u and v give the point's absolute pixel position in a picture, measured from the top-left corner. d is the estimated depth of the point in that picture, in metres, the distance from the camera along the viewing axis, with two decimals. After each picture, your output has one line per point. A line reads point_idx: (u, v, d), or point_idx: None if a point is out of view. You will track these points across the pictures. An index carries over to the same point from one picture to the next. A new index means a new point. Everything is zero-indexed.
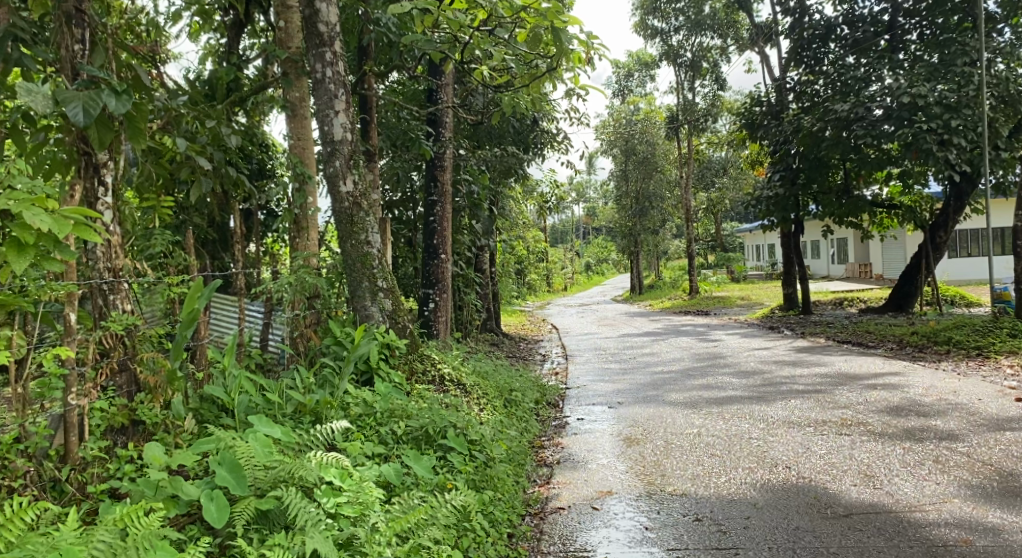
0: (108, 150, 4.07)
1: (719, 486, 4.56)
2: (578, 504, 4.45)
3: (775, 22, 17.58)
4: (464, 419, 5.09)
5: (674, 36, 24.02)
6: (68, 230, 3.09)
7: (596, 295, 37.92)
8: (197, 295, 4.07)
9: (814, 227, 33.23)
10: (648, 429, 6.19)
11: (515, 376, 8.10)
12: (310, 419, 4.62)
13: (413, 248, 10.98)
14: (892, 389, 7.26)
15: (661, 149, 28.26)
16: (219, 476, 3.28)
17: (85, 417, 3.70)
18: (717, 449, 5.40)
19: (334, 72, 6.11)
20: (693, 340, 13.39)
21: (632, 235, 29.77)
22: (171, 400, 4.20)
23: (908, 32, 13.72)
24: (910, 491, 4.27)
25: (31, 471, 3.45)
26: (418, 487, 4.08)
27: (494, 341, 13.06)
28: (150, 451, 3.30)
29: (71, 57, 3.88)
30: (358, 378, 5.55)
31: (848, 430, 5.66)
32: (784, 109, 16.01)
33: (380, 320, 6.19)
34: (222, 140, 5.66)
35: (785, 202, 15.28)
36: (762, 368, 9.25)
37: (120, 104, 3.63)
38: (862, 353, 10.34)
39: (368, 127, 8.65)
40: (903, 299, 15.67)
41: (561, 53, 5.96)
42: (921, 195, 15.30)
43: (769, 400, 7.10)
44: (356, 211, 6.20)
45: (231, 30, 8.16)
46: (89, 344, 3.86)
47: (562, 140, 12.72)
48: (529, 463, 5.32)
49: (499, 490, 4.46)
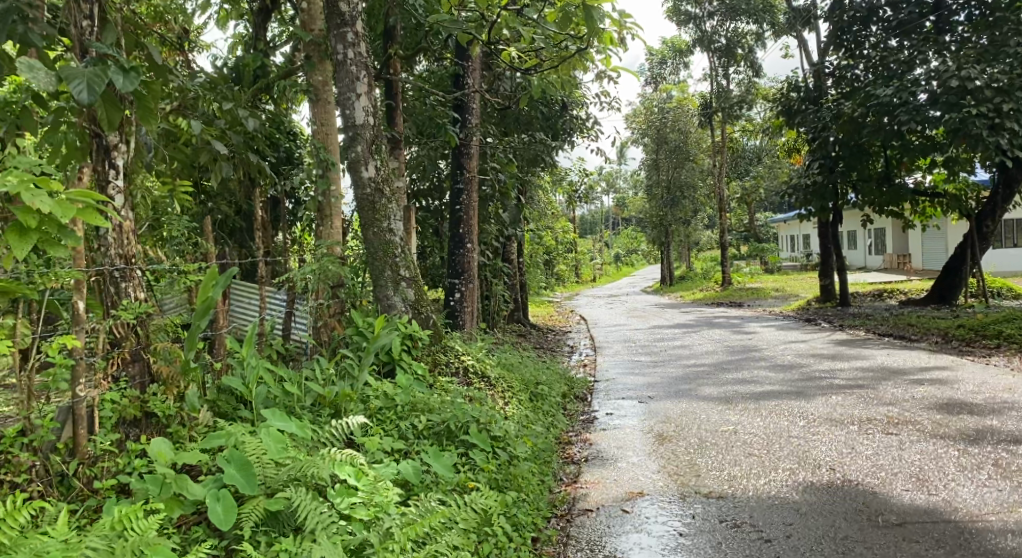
0: (119, 132, 3.91)
1: (758, 488, 4.30)
2: (606, 506, 4.21)
3: (813, 5, 17.00)
4: (488, 414, 4.88)
5: (707, 21, 23.47)
6: (73, 213, 2.92)
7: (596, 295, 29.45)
8: (212, 283, 3.87)
9: (852, 216, 32.37)
10: (681, 426, 5.91)
11: (541, 369, 7.87)
12: (329, 413, 4.45)
13: (440, 237, 10.82)
14: (940, 385, 6.89)
15: (693, 138, 27.78)
16: (227, 474, 3.12)
17: (94, 409, 3.58)
18: (756, 448, 5.11)
19: (355, 53, 5.90)
20: (727, 332, 13.02)
21: (663, 225, 29.12)
22: (185, 392, 4.04)
23: (956, 13, 13.13)
24: (969, 498, 3.96)
25: (39, 465, 3.33)
26: (438, 487, 3.87)
27: (521, 332, 12.86)
28: (155, 447, 3.14)
29: (79, 34, 3.72)
30: (379, 370, 5.36)
31: (896, 428, 5.34)
32: (823, 94, 15.49)
33: (402, 310, 6.00)
34: (240, 122, 5.47)
35: (824, 190, 14.76)
36: (800, 362, 8.92)
37: (128, 81, 3.45)
38: (904, 346, 9.94)
39: (393, 112, 8.43)
40: (947, 291, 15.11)
41: (592, 31, 5.72)
42: (966, 184, 14.72)
43: (809, 395, 6.79)
44: (378, 198, 6.00)
45: (258, 17, 7.96)
46: (100, 333, 3.72)
47: (592, 126, 12.39)
48: (556, 461, 5.08)
49: (524, 490, 4.23)
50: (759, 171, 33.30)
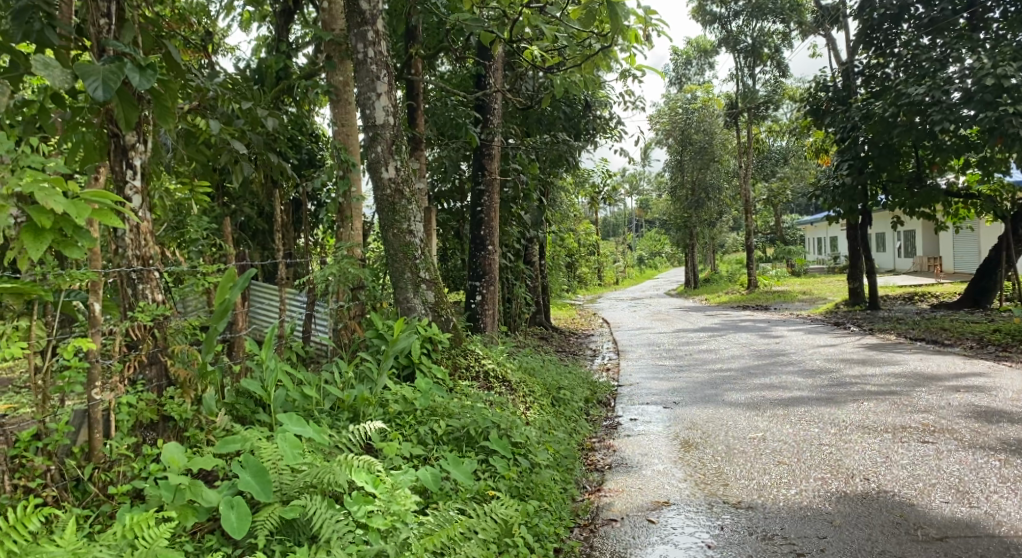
0: (137, 132, 3.86)
1: (787, 497, 4.15)
2: (632, 516, 4.08)
3: (842, 3, 16.66)
4: (509, 419, 4.76)
5: (733, 21, 23.24)
6: (88, 214, 2.86)
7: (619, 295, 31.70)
8: (230, 285, 3.83)
9: (881, 218, 31.75)
10: (708, 433, 5.75)
11: (564, 373, 7.74)
12: (347, 417, 4.37)
13: (462, 239, 10.75)
14: (977, 392, 6.65)
15: (718, 139, 27.45)
16: (242, 481, 3.07)
17: (111, 412, 3.54)
18: (785, 456, 4.94)
19: (376, 52, 5.83)
20: (753, 336, 12.77)
21: (687, 227, 28.81)
22: (203, 395, 3.98)
23: (990, 10, 12.77)
24: (1012, 511, 3.77)
25: (53, 469, 3.28)
26: (457, 496, 3.78)
27: (543, 336, 12.73)
28: (168, 452, 3.09)
29: (98, 33, 3.68)
30: (399, 373, 5.28)
31: (933, 437, 5.14)
32: (851, 93, 15.20)
33: (422, 313, 5.92)
34: (260, 122, 5.43)
35: (853, 192, 14.46)
36: (829, 367, 8.70)
37: (144, 80, 3.43)
38: (938, 351, 9.65)
39: (415, 113, 8.34)
40: (980, 294, 14.73)
41: (617, 29, 5.61)
42: (1001, 185, 14.34)
43: (839, 402, 6.59)
44: (398, 199, 5.92)
45: (280, 18, 7.94)
46: (116, 335, 3.69)
47: (616, 126, 12.22)
48: (579, 467, 4.95)
49: (546, 499, 4.10)
50: (785, 172, 32.81)
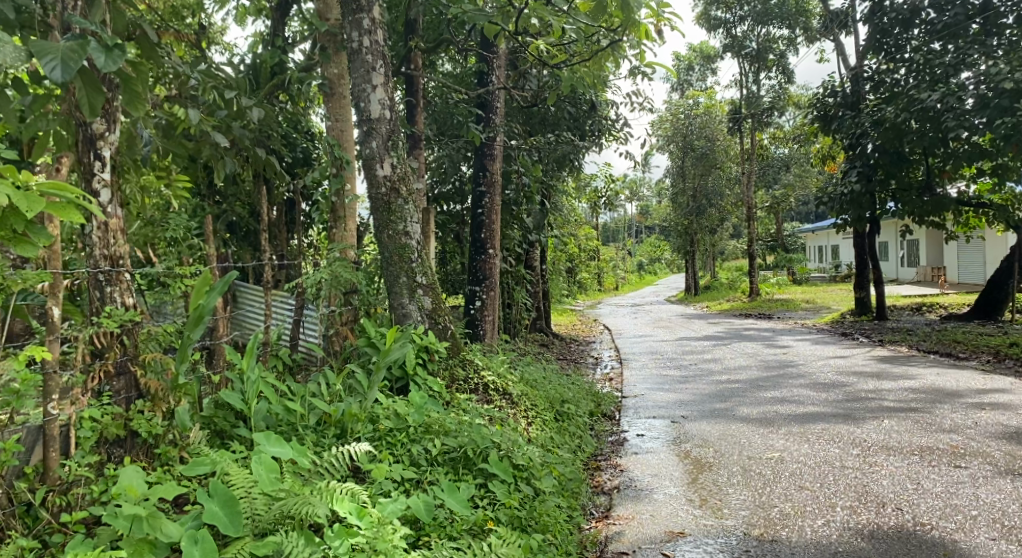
0: (106, 119, 3.48)
1: (814, 530, 3.80)
2: (644, 549, 3.73)
3: (851, 8, 16.33)
4: (510, 439, 4.40)
5: (738, 26, 22.82)
6: (40, 207, 2.44)
7: (648, 295, 36.69)
8: (205, 288, 3.44)
9: (885, 227, 31.36)
10: (721, 452, 5.39)
11: (567, 383, 7.39)
12: (334, 433, 4.01)
13: (462, 243, 10.40)
14: (1005, 411, 6.28)
15: (721, 146, 26.98)
16: (208, 513, 2.73)
17: (71, 428, 3.17)
18: (807, 480, 4.59)
19: (372, 41, 5.49)
20: (761, 346, 12.39)
21: (689, 234, 28.37)
22: (176, 409, 3.61)
23: (1004, 15, 12.31)
24: None
25: (0, 494, 2.91)
26: (453, 527, 3.43)
27: (544, 343, 12.39)
28: (125, 479, 2.76)
29: (62, 9, 3.32)
30: (392, 385, 4.93)
31: (965, 461, 4.79)
32: (860, 99, 14.85)
33: (418, 320, 5.55)
34: (246, 113, 5.05)
35: (861, 200, 14.05)
36: (843, 380, 8.33)
37: (110, 60, 3.07)
38: (954, 365, 9.28)
39: (414, 110, 7.96)
40: (992, 306, 14.42)
41: (630, 21, 5.27)
42: (1014, 195, 14.02)
43: (859, 419, 6.22)
44: (394, 199, 5.55)
45: (276, 11, 7.50)
46: (79, 343, 3.30)
47: (621, 128, 11.78)
48: (585, 490, 4.60)
49: (550, 531, 3.74)
50: (789, 179, 32.36)
